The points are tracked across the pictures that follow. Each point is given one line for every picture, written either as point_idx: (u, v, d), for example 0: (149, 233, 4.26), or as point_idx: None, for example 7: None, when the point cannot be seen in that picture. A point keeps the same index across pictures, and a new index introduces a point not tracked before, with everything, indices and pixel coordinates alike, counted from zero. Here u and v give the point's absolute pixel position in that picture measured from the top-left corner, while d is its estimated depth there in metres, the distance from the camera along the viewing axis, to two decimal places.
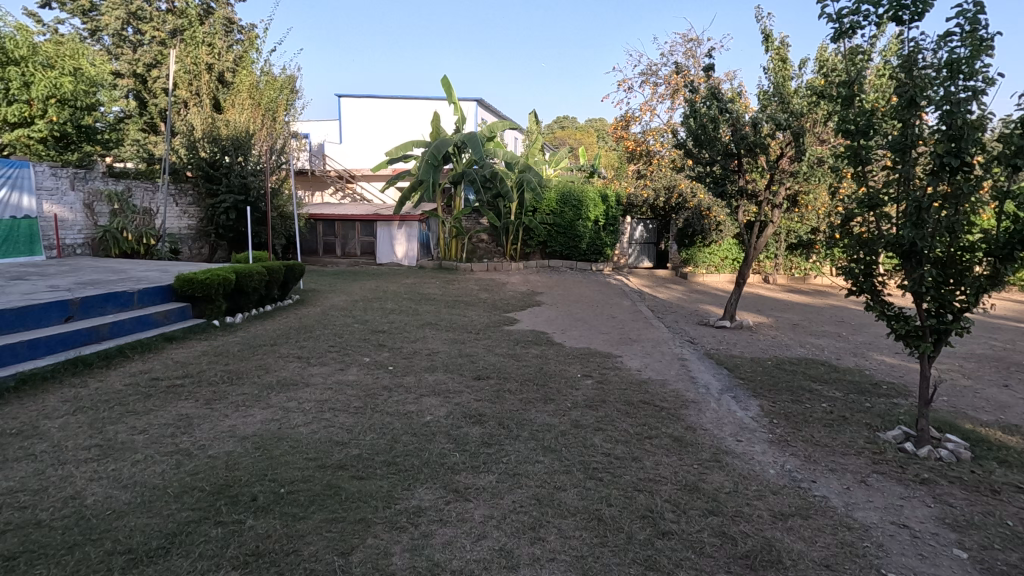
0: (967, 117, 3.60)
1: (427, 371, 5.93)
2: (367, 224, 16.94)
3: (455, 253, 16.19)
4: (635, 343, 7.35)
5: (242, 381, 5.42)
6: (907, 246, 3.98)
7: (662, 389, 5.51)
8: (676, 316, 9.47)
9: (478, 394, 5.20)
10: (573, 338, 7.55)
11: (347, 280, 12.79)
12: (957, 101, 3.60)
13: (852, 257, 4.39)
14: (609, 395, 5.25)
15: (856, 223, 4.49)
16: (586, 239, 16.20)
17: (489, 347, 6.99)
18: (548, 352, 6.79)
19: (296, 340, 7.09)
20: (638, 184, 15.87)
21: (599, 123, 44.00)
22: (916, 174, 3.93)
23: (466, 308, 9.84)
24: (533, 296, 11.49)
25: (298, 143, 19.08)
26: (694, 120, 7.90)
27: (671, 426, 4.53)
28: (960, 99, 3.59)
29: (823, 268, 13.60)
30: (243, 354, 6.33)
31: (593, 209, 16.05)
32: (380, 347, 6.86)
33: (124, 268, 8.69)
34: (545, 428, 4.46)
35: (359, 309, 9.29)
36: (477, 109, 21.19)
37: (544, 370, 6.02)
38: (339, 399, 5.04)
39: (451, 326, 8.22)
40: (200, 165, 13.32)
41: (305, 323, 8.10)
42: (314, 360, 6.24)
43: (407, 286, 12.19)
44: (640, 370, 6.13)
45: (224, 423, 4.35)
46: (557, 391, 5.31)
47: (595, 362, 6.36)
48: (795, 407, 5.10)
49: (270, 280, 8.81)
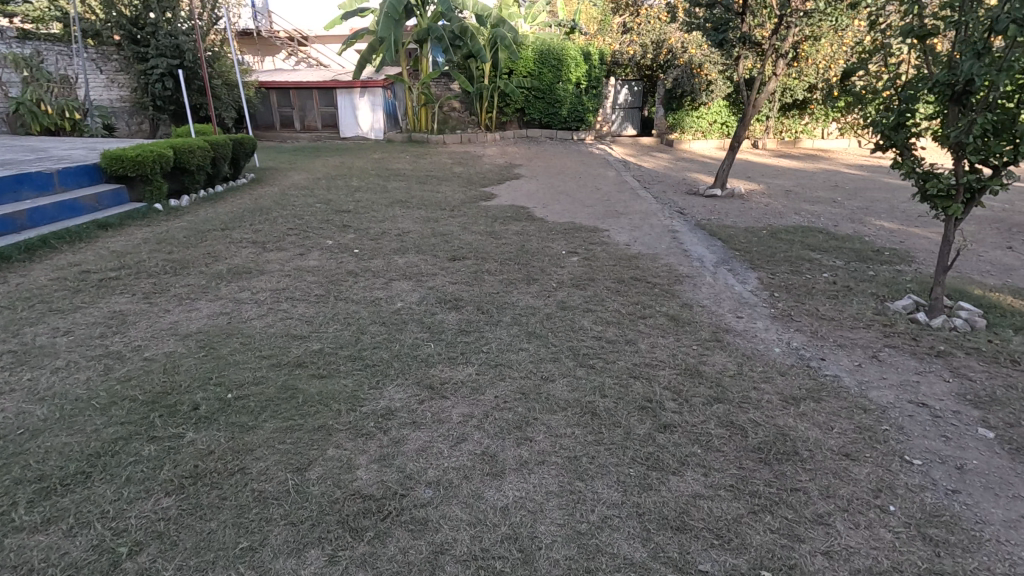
0: None
1: (396, 253, 5.34)
2: (326, 93, 15.27)
3: (426, 124, 14.89)
4: (623, 216, 6.79)
5: (187, 270, 4.80)
6: (959, 86, 3.27)
7: (654, 264, 5.05)
8: (665, 186, 8.83)
9: (454, 277, 4.69)
10: (556, 213, 6.94)
11: (307, 156, 11.69)
12: None
13: (885, 105, 3.70)
14: (598, 273, 4.79)
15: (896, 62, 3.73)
16: (566, 105, 14.96)
17: (464, 224, 6.38)
18: (529, 228, 6.21)
19: (249, 223, 6.36)
20: (624, 40, 14.30)
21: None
22: None
23: (438, 183, 9.03)
24: (511, 169, 10.64)
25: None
26: None
27: (666, 305, 4.13)
28: None
29: (813, 130, 12.77)
30: (189, 240, 5.63)
31: (575, 70, 14.64)
32: (344, 228, 6.19)
33: (45, 146, 7.58)
34: (529, 312, 4.02)
35: (320, 187, 8.46)
36: None
37: (525, 248, 5.48)
38: (297, 287, 4.49)
39: (423, 203, 7.51)
40: (121, 24, 11.39)
41: (259, 204, 7.30)
42: (269, 245, 5.59)
43: (374, 161, 11.17)
44: (629, 244, 5.62)
45: (165, 320, 3.82)
46: (541, 271, 4.83)
47: (581, 237, 5.84)
48: (796, 277, 4.70)
49: (218, 157, 7.81)
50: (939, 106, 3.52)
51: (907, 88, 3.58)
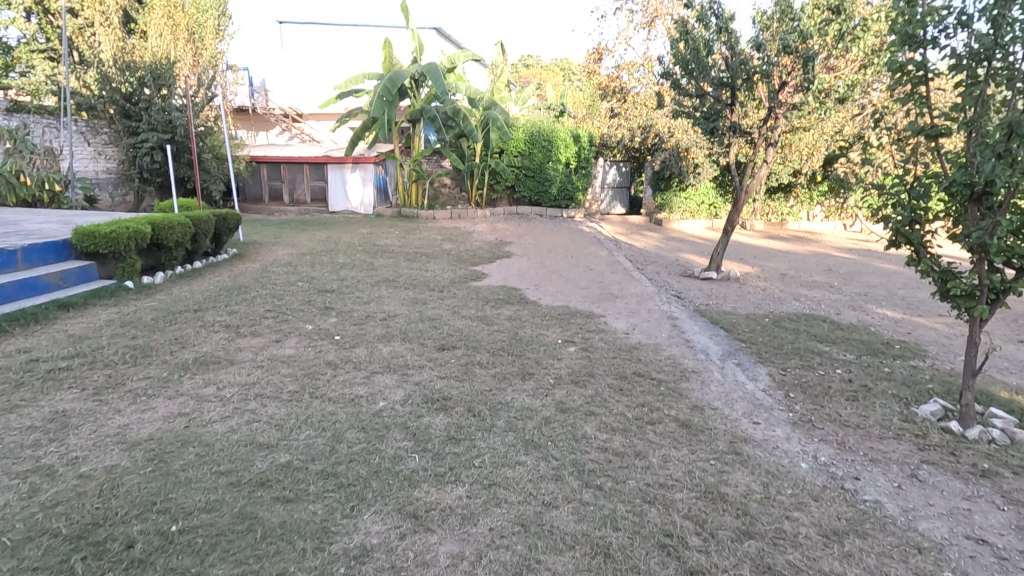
0: None
1: (380, 340, 4.99)
2: (317, 167, 15.39)
3: (416, 200, 14.95)
4: (618, 300, 6.56)
5: (149, 360, 4.36)
6: (978, 185, 3.12)
7: (656, 356, 4.74)
8: (658, 267, 8.72)
9: (442, 371, 4.32)
10: (549, 296, 6.69)
11: (294, 230, 11.52)
12: None
13: (898, 201, 3.55)
14: (598, 367, 4.45)
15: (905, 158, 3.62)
16: (556, 184, 15.19)
17: (454, 308, 6.08)
18: (521, 313, 5.93)
19: (225, 303, 5.98)
20: (612, 124, 14.79)
21: (566, 61, 41.89)
22: (999, 91, 3.04)
23: (427, 260, 8.82)
24: (502, 246, 10.53)
25: (235, 76, 17.05)
26: (686, 43, 6.87)
27: (674, 407, 3.77)
28: None
29: (799, 212, 13.02)
30: (156, 323, 5.22)
31: (564, 150, 14.96)
32: (326, 311, 5.85)
33: (15, 219, 7.25)
34: (525, 415, 3.63)
35: (305, 264, 8.17)
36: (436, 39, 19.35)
37: (518, 336, 5.16)
38: (269, 381, 4.07)
39: (411, 282, 7.24)
40: (115, 99, 11.45)
41: (238, 282, 6.96)
42: (244, 329, 5.20)
43: (362, 236, 11.01)
44: (627, 332, 5.35)
45: (113, 423, 3.36)
46: (536, 364, 4.47)
47: (576, 324, 5.55)
48: (809, 374, 4.40)
49: (198, 233, 7.53)
50: (953, 204, 3.37)
51: (918, 184, 3.45)
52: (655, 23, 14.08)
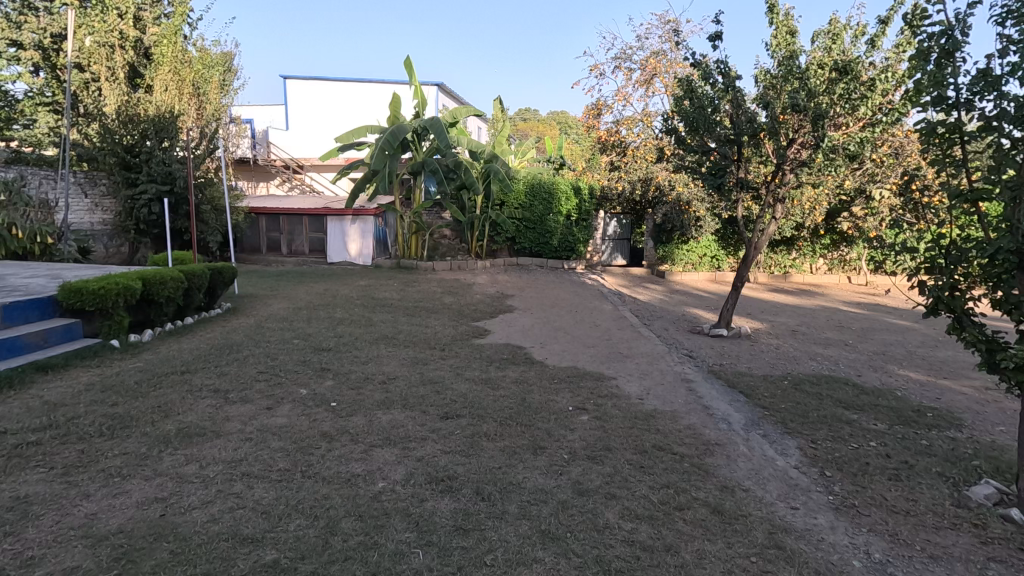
0: None
1: (378, 407, 4.66)
2: (317, 218, 15.35)
3: (415, 251, 14.83)
4: (628, 360, 6.28)
5: (127, 432, 4.01)
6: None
7: (675, 425, 4.42)
8: (665, 323, 8.49)
9: (446, 444, 3.98)
10: (555, 355, 6.41)
11: (291, 282, 11.29)
12: None
13: (937, 265, 3.35)
14: (614, 439, 4.12)
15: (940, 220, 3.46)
16: (557, 235, 15.17)
17: (457, 369, 5.78)
18: (528, 375, 5.62)
19: (215, 364, 5.66)
20: (612, 177, 14.90)
21: (563, 115, 43.10)
22: None
23: (428, 315, 8.56)
24: (503, 299, 10.31)
25: (238, 129, 17.25)
26: (692, 101, 6.91)
27: (703, 489, 3.43)
28: None
29: (804, 265, 12.95)
30: (139, 388, 4.88)
31: (565, 203, 15.04)
32: (322, 372, 5.53)
33: (2, 273, 6.99)
34: (539, 499, 3.28)
35: (301, 319, 7.90)
36: (438, 93, 19.76)
37: (526, 402, 4.84)
38: (257, 457, 3.71)
39: (411, 340, 6.96)
40: (116, 151, 11.50)
41: (230, 339, 6.65)
42: (233, 394, 4.87)
43: (361, 289, 10.78)
44: (642, 398, 5.04)
45: (78, 511, 2.99)
46: (548, 436, 4.14)
47: (587, 388, 5.24)
48: (842, 447, 4.08)
49: (191, 287, 7.28)
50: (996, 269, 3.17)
51: (955, 249, 3.27)
52: (653, 80, 14.45)
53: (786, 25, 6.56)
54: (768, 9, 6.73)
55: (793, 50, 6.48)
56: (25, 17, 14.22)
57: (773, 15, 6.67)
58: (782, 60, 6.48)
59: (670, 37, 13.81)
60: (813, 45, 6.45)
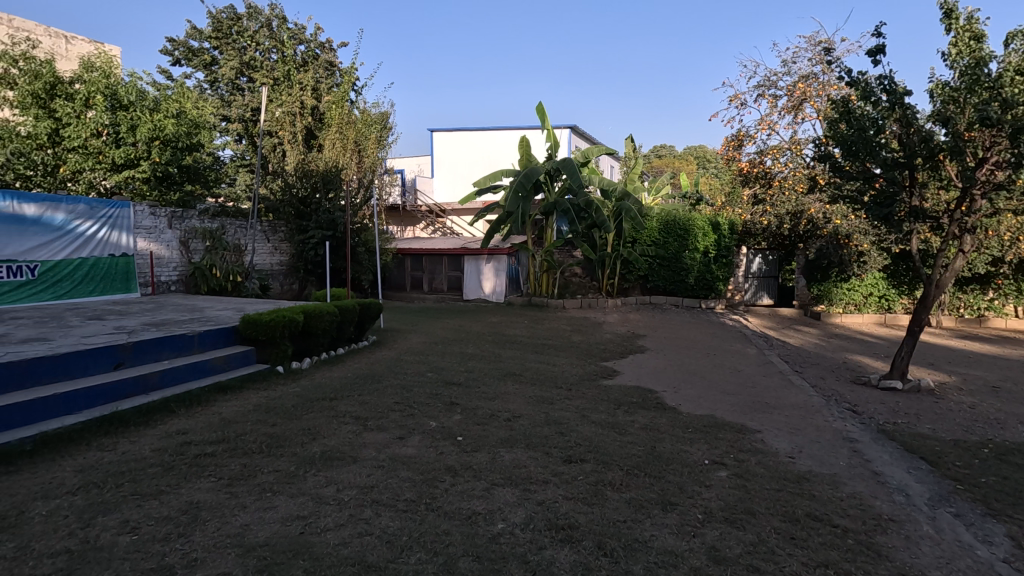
0: None
1: (502, 445, 4.63)
2: (455, 258, 16.28)
3: (546, 289, 14.95)
4: (775, 411, 5.61)
5: (281, 451, 4.43)
6: None
7: (834, 492, 3.79)
8: (823, 371, 7.49)
9: (569, 490, 3.81)
10: (690, 402, 5.93)
11: (429, 318, 11.98)
12: None
13: None
14: (758, 502, 3.64)
15: None
16: (693, 273, 14.36)
17: (583, 410, 5.59)
18: (659, 422, 5.25)
19: (358, 393, 6.10)
20: (756, 211, 13.87)
21: (701, 150, 41.63)
22: None
23: (555, 354, 8.50)
24: (635, 339, 9.92)
25: (391, 179, 19.12)
26: (850, 124, 6.20)
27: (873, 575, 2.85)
28: None
29: (1005, 307, 10.84)
30: (294, 411, 5.41)
31: (702, 239, 14.21)
32: (451, 407, 5.68)
33: (201, 306, 8.32)
34: (668, 563, 2.96)
35: (436, 353, 8.29)
36: (571, 136, 20.23)
37: (656, 451, 4.50)
38: (387, 486, 3.87)
39: (538, 378, 6.93)
40: (292, 202, 13.41)
41: (372, 370, 7.17)
42: (371, 422, 5.18)
43: (492, 326, 11.09)
44: (791, 456, 4.43)
45: (234, 522, 3.32)
46: (680, 491, 3.78)
47: (725, 441, 4.74)
48: None
49: (343, 321, 8.03)
50: None
51: None
52: (803, 106, 13.39)
53: (970, 30, 5.69)
54: (944, 15, 5.90)
55: (980, 57, 5.57)
56: (235, 98, 17.60)
57: (951, 20, 5.83)
58: (964, 69, 5.60)
59: (822, 58, 12.77)
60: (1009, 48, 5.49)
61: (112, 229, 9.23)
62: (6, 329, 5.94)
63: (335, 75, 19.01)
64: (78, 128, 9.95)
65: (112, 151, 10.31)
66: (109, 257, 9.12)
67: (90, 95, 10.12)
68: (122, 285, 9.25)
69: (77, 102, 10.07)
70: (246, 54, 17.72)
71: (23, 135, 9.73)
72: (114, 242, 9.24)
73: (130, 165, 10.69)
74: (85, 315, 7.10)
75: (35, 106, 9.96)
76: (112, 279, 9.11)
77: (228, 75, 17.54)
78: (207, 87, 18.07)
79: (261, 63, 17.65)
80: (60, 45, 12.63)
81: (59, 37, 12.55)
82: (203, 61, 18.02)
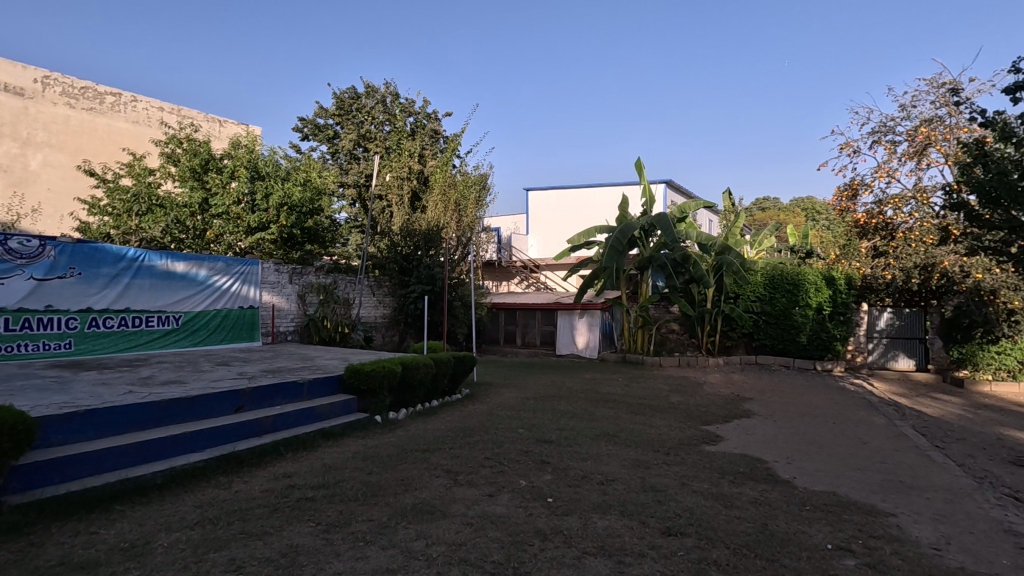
0: None
1: (595, 510, 4.37)
2: (548, 314, 16.77)
3: (642, 346, 14.87)
4: (913, 493, 5.05)
5: (376, 500, 4.49)
6: None
7: (707, 463, 5.83)
8: (971, 450, 6.78)
9: (667, 567, 3.47)
10: (807, 477, 5.51)
11: (523, 373, 12.41)
12: None
13: None
14: (574, 426, 7.34)
15: None
16: (806, 331, 13.72)
17: (683, 479, 5.23)
18: (771, 496, 4.84)
19: (450, 446, 6.12)
20: (877, 264, 13.22)
21: (806, 204, 40.17)
22: None
23: (653, 415, 8.23)
24: (739, 402, 9.63)
25: (487, 237, 20.12)
26: (986, 170, 5.72)
27: (611, 453, 6.09)
28: None
29: None
30: (388, 461, 5.50)
31: (814, 295, 13.64)
32: (542, 466, 5.53)
33: (312, 356, 9.12)
34: (546, 441, 6.47)
35: (528, 410, 8.26)
36: (667, 191, 20.35)
37: (768, 528, 4.10)
38: (475, 544, 3.72)
39: (634, 441, 6.68)
40: (395, 259, 14.80)
41: (467, 423, 7.25)
42: (461, 477, 5.14)
43: (587, 384, 11.03)
44: (938, 549, 3.85)
45: (329, 568, 3.36)
46: (784, 566, 3.51)
47: (851, 524, 4.23)
48: (694, 456, 6.11)
49: (438, 374, 8.24)
50: None
51: None
52: (927, 150, 12.57)
53: None
54: None
55: None
56: (352, 167, 20.12)
57: None
58: None
59: (948, 101, 11.99)
60: None
61: (243, 284, 10.24)
62: (152, 372, 6.77)
63: (439, 142, 21.05)
64: (222, 197, 11.66)
65: (247, 216, 11.90)
66: (239, 310, 10.12)
67: (236, 170, 12.01)
68: (247, 334, 10.18)
69: (224, 176, 11.89)
70: (363, 127, 20.28)
71: (180, 203, 11.43)
72: (243, 296, 10.21)
73: (261, 227, 12.15)
74: (215, 362, 7.91)
75: (192, 179, 11.81)
76: (240, 330, 10.08)
77: (346, 146, 20.09)
78: (329, 157, 20.78)
79: (375, 134, 20.12)
80: (216, 128, 14.94)
81: (215, 122, 14.87)
82: (327, 135, 20.78)
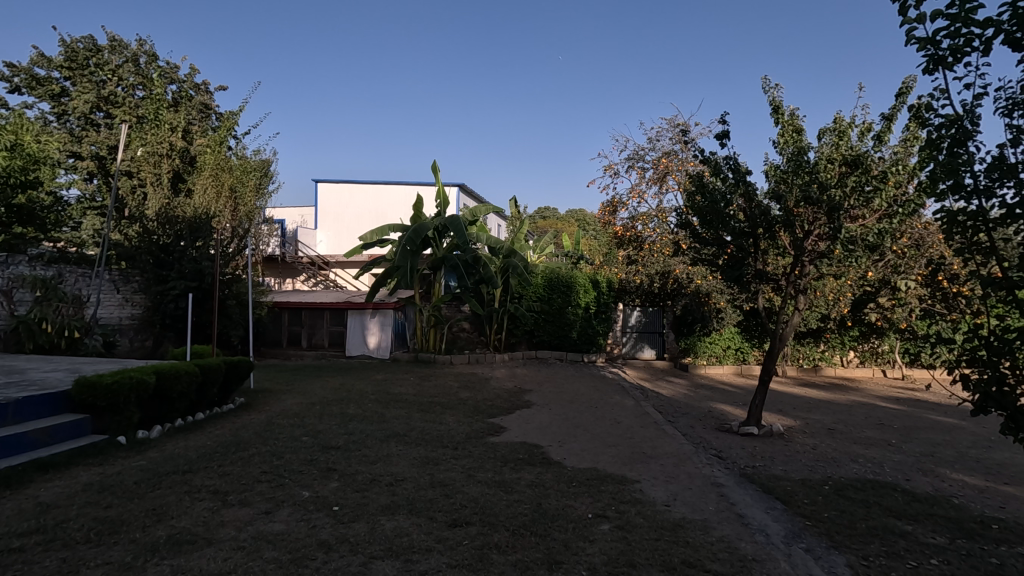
0: (987, 214, 3.07)
1: (383, 513, 4.30)
2: (338, 314, 16.01)
3: (434, 344, 15.14)
4: (652, 461, 6.10)
5: (116, 538, 3.74)
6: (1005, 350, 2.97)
7: (490, 454, 6.20)
8: (692, 421, 8.49)
9: (453, 557, 3.59)
10: (575, 457, 6.24)
11: (309, 376, 11.65)
12: (979, 193, 3.11)
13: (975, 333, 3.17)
14: (363, 429, 7.13)
15: (995, 319, 3.28)
16: (576, 328, 15.59)
17: (469, 471, 5.47)
18: (545, 478, 5.36)
19: (218, 463, 5.42)
20: (629, 269, 15.66)
21: (579, 216, 45.64)
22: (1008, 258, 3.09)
23: (442, 413, 8.44)
24: (521, 395, 10.49)
25: (268, 229, 18.37)
26: (703, 197, 7.21)
27: (401, 453, 6.07)
28: (981, 191, 3.10)
29: (832, 358, 14.27)
30: (135, 489, 4.63)
31: (583, 296, 15.55)
32: (327, 474, 5.24)
33: (23, 368, 7.22)
34: (332, 448, 6.15)
35: (313, 417, 7.75)
36: (459, 194, 21.09)
37: (541, 507, 4.53)
38: (246, 570, 3.35)
39: (423, 439, 6.76)
40: (151, 250, 12.63)
41: (241, 436, 6.50)
42: (231, 497, 4.58)
43: (378, 385, 10.83)
44: (668, 504, 4.71)
45: None
46: (554, 539, 3.91)
47: (607, 494, 4.93)
48: (479, 448, 6.45)
49: (204, 382, 7.22)
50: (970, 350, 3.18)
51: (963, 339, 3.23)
52: (666, 177, 15.28)
53: (790, 123, 7.06)
54: (772, 109, 7.14)
55: (800, 146, 6.82)
56: (88, 134, 16.52)
57: (778, 116, 7.12)
58: (791, 155, 6.81)
59: (680, 139, 14.76)
60: (816, 138, 6.78)
61: None
62: None
63: (210, 117, 18.55)
64: None
65: None
66: None
67: None
68: None
69: None
70: (104, 88, 16.73)
71: None
72: None
73: None
74: None
75: None
76: None
77: (80, 108, 16.36)
78: (55, 120, 16.76)
79: (122, 99, 16.75)
80: None
81: None
82: (50, 91, 16.69)
